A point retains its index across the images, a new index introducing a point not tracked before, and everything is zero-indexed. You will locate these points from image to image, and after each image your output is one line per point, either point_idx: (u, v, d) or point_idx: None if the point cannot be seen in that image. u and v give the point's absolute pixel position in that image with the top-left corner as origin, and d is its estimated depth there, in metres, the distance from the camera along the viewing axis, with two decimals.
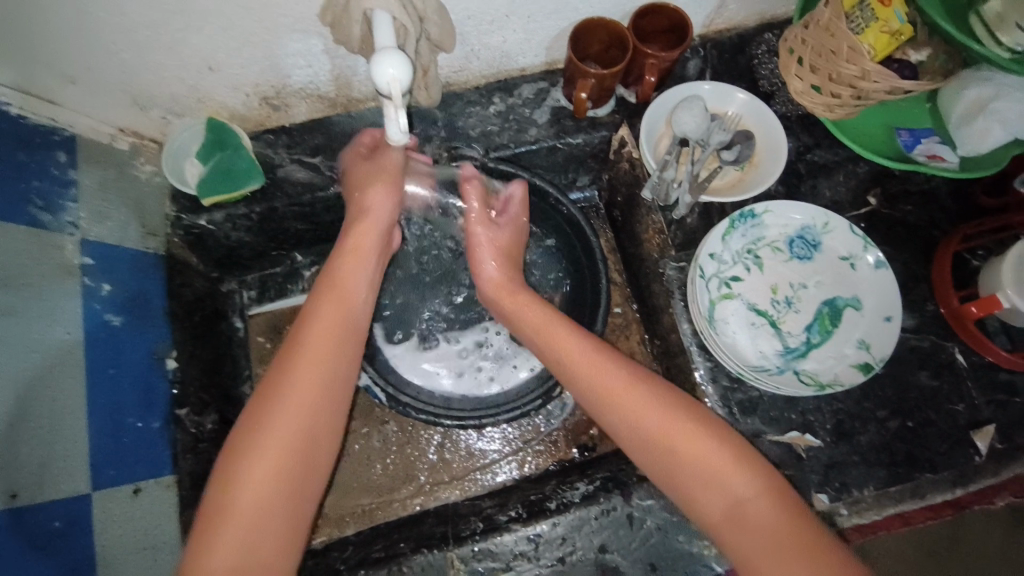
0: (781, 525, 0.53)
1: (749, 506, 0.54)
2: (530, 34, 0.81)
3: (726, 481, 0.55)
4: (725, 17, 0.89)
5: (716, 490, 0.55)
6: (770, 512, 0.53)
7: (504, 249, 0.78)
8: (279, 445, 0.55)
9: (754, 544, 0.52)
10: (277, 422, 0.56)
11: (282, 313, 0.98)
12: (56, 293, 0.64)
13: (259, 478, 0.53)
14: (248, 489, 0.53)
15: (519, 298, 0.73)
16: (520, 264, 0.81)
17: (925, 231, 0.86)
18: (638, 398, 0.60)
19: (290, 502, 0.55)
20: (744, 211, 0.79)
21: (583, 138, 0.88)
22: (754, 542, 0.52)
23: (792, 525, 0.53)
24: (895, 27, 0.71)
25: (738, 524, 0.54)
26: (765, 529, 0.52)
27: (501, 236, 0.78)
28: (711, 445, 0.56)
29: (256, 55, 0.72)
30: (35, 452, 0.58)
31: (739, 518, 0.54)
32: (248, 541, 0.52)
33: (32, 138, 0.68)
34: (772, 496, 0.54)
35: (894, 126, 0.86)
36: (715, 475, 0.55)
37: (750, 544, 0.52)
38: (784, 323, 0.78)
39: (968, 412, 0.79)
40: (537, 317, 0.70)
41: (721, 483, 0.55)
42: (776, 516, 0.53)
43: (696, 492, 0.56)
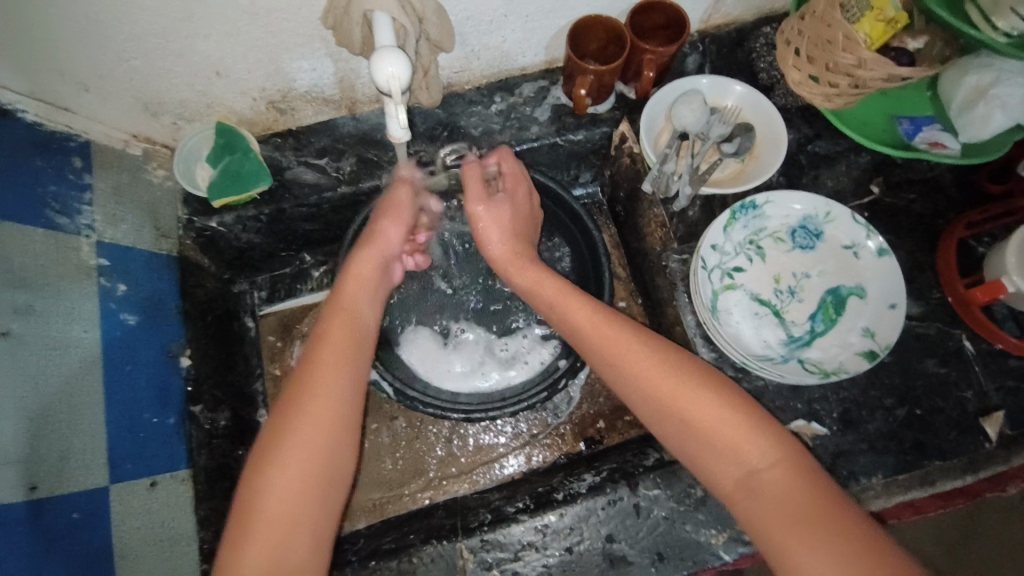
0: (808, 500, 0.51)
1: (768, 484, 0.53)
2: (529, 33, 0.82)
3: (748, 460, 0.54)
4: (723, 12, 0.90)
5: (738, 469, 0.54)
6: (798, 487, 0.52)
7: (505, 221, 0.74)
8: (303, 441, 0.55)
9: (779, 524, 0.51)
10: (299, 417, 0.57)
11: (292, 313, 1.00)
12: (73, 293, 0.67)
13: (287, 472, 0.54)
14: (276, 485, 0.54)
15: (523, 269, 0.72)
16: (531, 237, 0.76)
17: (929, 219, 0.86)
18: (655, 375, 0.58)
19: (318, 496, 0.55)
20: (745, 202, 0.80)
21: (584, 134, 0.90)
22: (781, 522, 0.51)
23: (821, 500, 0.51)
24: (890, 15, 0.72)
25: (762, 501, 0.52)
26: (791, 506, 0.51)
27: (497, 209, 0.74)
28: (732, 422, 0.55)
29: (262, 60, 0.74)
30: (54, 446, 0.60)
31: (764, 497, 0.52)
32: (279, 537, 0.52)
33: (49, 143, 0.70)
34: (798, 470, 0.53)
35: (895, 114, 0.86)
36: (736, 454, 0.54)
37: (775, 524, 0.51)
38: (788, 312, 0.79)
39: (978, 399, 0.78)
40: (547, 290, 0.69)
41: (743, 462, 0.54)
42: (803, 491, 0.52)
43: (717, 475, 0.55)
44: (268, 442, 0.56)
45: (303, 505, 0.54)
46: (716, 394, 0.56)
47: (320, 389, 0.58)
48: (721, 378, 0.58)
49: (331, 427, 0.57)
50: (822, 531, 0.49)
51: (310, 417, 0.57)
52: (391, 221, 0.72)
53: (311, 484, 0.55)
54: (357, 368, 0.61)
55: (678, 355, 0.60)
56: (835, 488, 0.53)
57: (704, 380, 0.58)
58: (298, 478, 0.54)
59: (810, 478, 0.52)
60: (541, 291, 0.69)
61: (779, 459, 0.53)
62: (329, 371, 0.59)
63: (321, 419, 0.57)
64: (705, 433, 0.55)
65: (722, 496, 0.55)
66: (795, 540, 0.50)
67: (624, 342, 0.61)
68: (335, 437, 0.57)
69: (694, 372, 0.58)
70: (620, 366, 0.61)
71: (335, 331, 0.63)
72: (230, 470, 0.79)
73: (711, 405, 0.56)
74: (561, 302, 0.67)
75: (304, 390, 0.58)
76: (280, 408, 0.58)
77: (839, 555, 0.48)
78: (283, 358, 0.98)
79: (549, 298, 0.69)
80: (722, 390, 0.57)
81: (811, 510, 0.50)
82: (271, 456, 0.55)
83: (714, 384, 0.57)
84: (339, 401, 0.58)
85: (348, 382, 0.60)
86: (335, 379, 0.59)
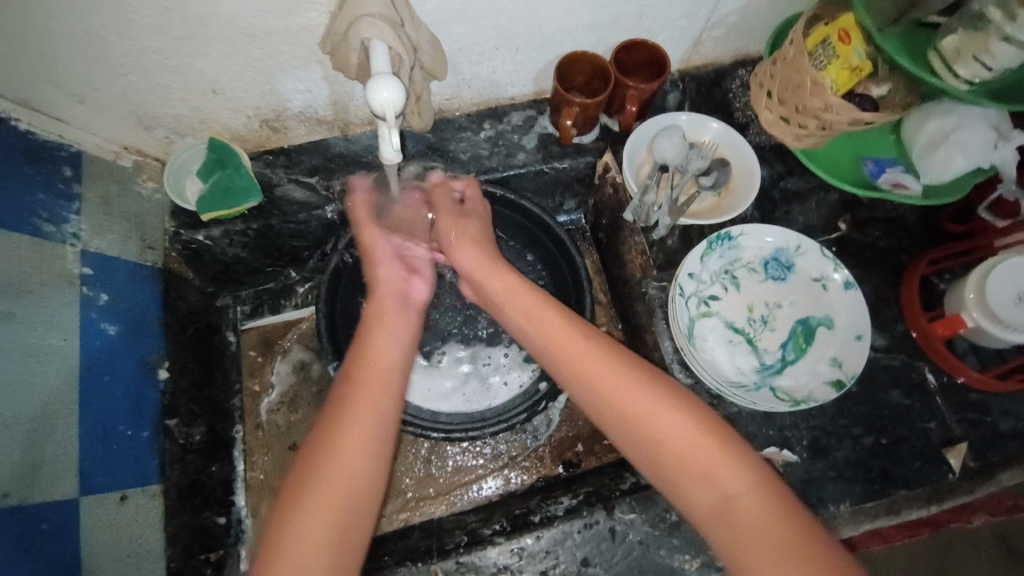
0: (784, 529, 0.52)
1: (742, 510, 0.53)
2: (518, 65, 0.86)
3: (724, 486, 0.54)
4: (702, 54, 0.95)
5: (715, 496, 0.54)
6: (776, 517, 0.52)
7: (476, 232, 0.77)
8: (340, 474, 0.54)
9: (755, 553, 0.51)
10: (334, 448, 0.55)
11: (273, 329, 1.00)
12: (56, 299, 0.67)
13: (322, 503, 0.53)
14: (310, 516, 0.52)
15: (505, 277, 0.71)
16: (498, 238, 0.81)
17: (894, 255, 0.90)
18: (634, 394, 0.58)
19: (348, 536, 0.53)
20: (721, 233, 0.83)
21: (569, 163, 0.93)
22: (756, 552, 0.51)
23: (794, 529, 0.52)
24: (855, 64, 0.78)
25: (733, 528, 0.53)
26: (762, 534, 0.52)
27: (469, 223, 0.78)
28: (709, 448, 0.55)
29: (257, 79, 0.76)
30: (26, 454, 0.59)
31: (737, 524, 0.53)
32: (311, 570, 0.51)
33: (40, 152, 0.71)
34: (774, 499, 0.53)
35: (862, 156, 0.91)
36: (713, 481, 0.54)
37: (750, 552, 0.52)
38: (760, 340, 0.81)
39: (941, 430, 0.81)
40: (521, 300, 0.69)
41: (719, 489, 0.54)
42: (781, 521, 0.52)
43: (693, 500, 0.55)
44: (301, 473, 0.55)
45: (338, 538, 0.53)
46: (691, 417, 0.57)
47: (354, 420, 0.57)
48: (695, 400, 0.59)
49: (366, 460, 0.55)
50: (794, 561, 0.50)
51: (345, 447, 0.55)
52: (379, 266, 0.73)
53: (346, 518, 0.53)
54: (389, 396, 0.60)
55: (654, 375, 0.60)
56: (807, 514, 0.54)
57: (683, 402, 0.58)
58: (333, 511, 0.53)
59: (789, 509, 0.53)
60: (513, 302, 0.69)
61: (753, 485, 0.54)
62: (365, 401, 0.58)
63: (355, 451, 0.55)
64: (680, 457, 0.55)
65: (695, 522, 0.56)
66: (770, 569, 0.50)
67: (601, 358, 0.61)
68: (369, 468, 0.55)
69: (664, 392, 0.58)
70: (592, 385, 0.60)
71: (365, 361, 0.62)
72: (201, 487, 0.81)
73: (689, 429, 0.56)
74: (535, 313, 0.67)
75: (338, 420, 0.57)
76: (314, 438, 0.57)
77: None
78: (262, 374, 0.98)
79: (523, 309, 0.68)
80: (697, 412, 0.57)
81: (787, 539, 0.51)
82: (306, 487, 0.54)
83: (685, 406, 0.58)
84: (374, 432, 0.57)
85: (386, 413, 0.58)
86: (371, 414, 0.57)
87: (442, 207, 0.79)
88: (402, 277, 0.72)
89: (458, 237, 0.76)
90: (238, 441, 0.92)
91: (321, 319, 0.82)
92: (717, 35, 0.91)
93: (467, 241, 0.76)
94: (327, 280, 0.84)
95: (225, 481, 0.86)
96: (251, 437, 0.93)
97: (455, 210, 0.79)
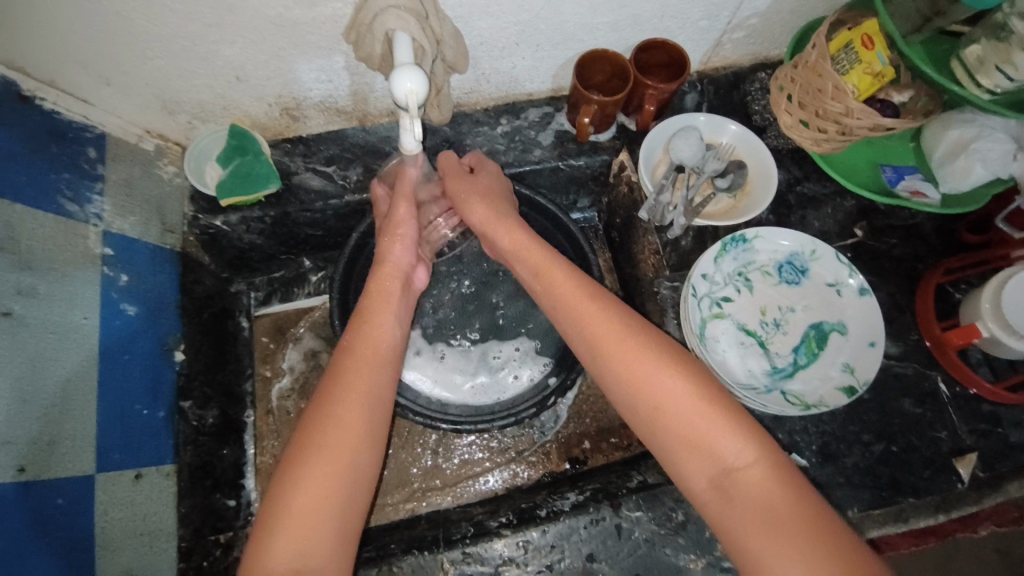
0: (783, 502, 0.51)
1: (737, 480, 0.53)
2: (538, 61, 0.86)
3: (720, 457, 0.54)
4: (721, 56, 0.95)
5: (708, 466, 0.54)
6: (772, 488, 0.52)
7: (492, 192, 0.77)
8: (341, 442, 0.55)
9: (749, 526, 0.51)
10: (333, 413, 0.56)
11: (286, 315, 1.01)
12: (78, 278, 0.68)
13: (324, 470, 0.54)
14: (310, 481, 0.53)
15: (516, 235, 0.72)
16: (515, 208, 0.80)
17: (909, 264, 0.89)
18: (630, 360, 0.58)
19: (350, 496, 0.54)
20: (736, 235, 0.83)
21: (585, 160, 0.93)
22: (751, 523, 0.51)
23: (793, 502, 0.51)
24: (878, 69, 0.77)
25: (729, 498, 0.53)
26: (760, 503, 0.52)
27: (489, 183, 0.78)
28: (705, 419, 0.55)
29: (280, 68, 0.77)
30: (46, 429, 0.60)
31: (731, 495, 0.53)
32: (309, 533, 0.51)
33: (65, 133, 0.71)
34: (772, 471, 0.53)
35: (881, 163, 0.91)
36: (708, 452, 0.54)
37: (745, 523, 0.51)
38: (772, 343, 0.81)
39: (952, 440, 0.80)
40: (536, 254, 0.70)
41: (716, 459, 0.54)
42: (779, 493, 0.52)
43: (687, 470, 0.55)
44: (302, 439, 0.55)
45: (338, 505, 0.53)
46: (687, 385, 0.56)
47: (353, 389, 0.58)
48: (694, 368, 0.58)
49: (365, 430, 0.57)
50: (789, 533, 0.50)
51: (345, 416, 0.56)
52: (398, 245, 0.72)
53: (345, 484, 0.54)
54: (383, 372, 0.62)
55: (649, 343, 0.59)
56: (805, 484, 0.53)
57: (681, 371, 0.57)
58: (333, 473, 0.54)
59: (790, 481, 0.53)
60: (528, 253, 0.70)
61: (750, 456, 0.53)
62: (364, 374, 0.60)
63: (354, 417, 0.57)
64: (670, 426, 0.55)
65: (688, 493, 0.55)
66: (765, 540, 0.50)
67: (600, 322, 0.61)
68: (366, 437, 0.56)
69: (657, 360, 0.58)
70: (593, 346, 0.61)
71: (364, 338, 0.63)
72: (212, 469, 0.82)
73: (685, 399, 0.56)
74: (545, 270, 0.68)
75: (339, 391, 0.58)
76: (316, 407, 0.58)
77: (812, 559, 0.48)
78: (274, 361, 0.98)
79: (534, 266, 0.69)
80: (694, 378, 0.57)
81: (784, 513, 0.51)
82: (307, 453, 0.54)
83: (680, 373, 0.57)
84: (371, 402, 0.58)
85: (383, 385, 0.61)
86: (367, 384, 0.59)
87: (455, 183, 0.78)
88: (411, 263, 0.73)
89: (479, 200, 0.75)
90: (249, 426, 0.93)
91: (334, 310, 0.83)
92: (737, 37, 0.91)
93: (488, 205, 0.75)
94: (341, 271, 0.84)
95: (236, 464, 0.87)
96: (261, 423, 0.94)
97: (467, 182, 0.77)
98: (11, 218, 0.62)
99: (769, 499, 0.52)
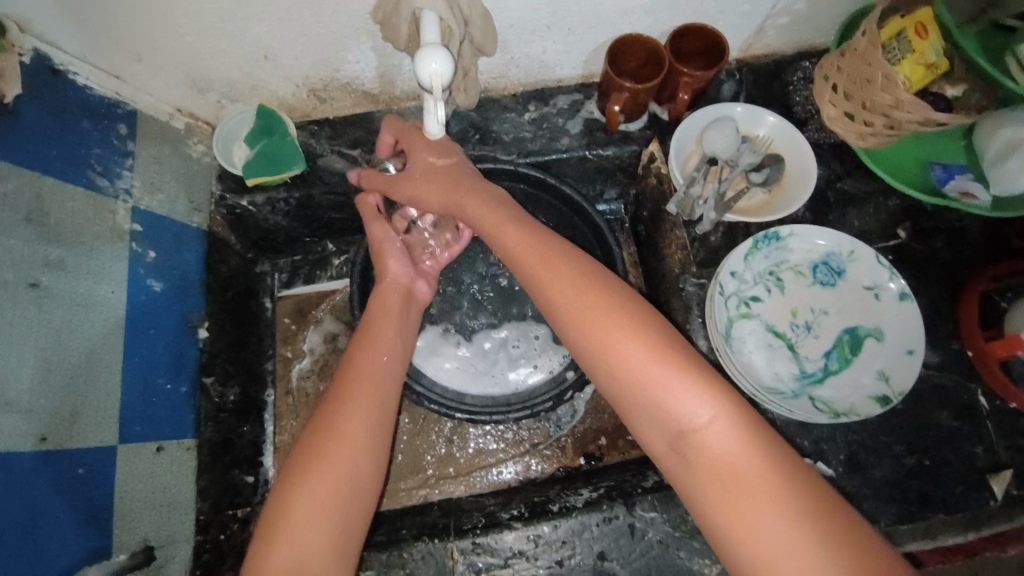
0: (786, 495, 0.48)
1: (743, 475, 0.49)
2: (569, 46, 0.84)
3: (686, 421, 0.51)
4: (762, 43, 0.91)
5: (666, 428, 0.52)
6: (735, 448, 0.50)
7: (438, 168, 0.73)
8: (346, 445, 0.57)
9: (711, 489, 0.50)
10: (337, 423, 0.58)
11: (309, 297, 1.01)
12: (106, 253, 0.69)
13: (336, 460, 0.56)
14: (309, 488, 0.55)
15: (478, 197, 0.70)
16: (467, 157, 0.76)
17: (954, 270, 0.84)
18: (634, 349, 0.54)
19: (347, 501, 0.55)
20: (769, 232, 0.79)
21: (614, 150, 0.91)
22: (737, 501, 0.49)
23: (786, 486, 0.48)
24: (931, 60, 0.73)
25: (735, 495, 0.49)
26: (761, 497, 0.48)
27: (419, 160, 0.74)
28: (667, 377, 0.52)
29: (309, 48, 0.76)
30: (69, 400, 0.61)
31: (692, 457, 0.51)
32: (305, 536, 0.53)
33: (97, 109, 0.72)
34: (738, 428, 0.51)
35: (929, 161, 0.86)
36: (668, 414, 0.52)
37: (706, 486, 0.50)
38: (802, 347, 0.78)
39: (987, 455, 0.76)
40: (496, 218, 0.68)
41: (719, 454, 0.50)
42: (744, 450, 0.50)
43: (649, 434, 0.53)
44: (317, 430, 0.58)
45: (342, 495, 0.55)
46: (653, 349, 0.53)
47: (356, 400, 0.60)
48: (668, 331, 0.55)
49: (366, 439, 0.58)
50: (755, 497, 0.48)
51: (349, 424, 0.58)
52: (389, 259, 0.75)
53: (348, 487, 0.56)
54: (386, 387, 0.63)
55: (622, 303, 0.56)
56: (814, 482, 0.50)
57: (646, 333, 0.54)
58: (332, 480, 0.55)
59: (758, 438, 0.50)
60: (483, 224, 0.69)
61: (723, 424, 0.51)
62: (367, 381, 0.62)
63: (355, 426, 0.58)
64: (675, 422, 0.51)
65: (652, 456, 0.54)
66: (724, 502, 0.49)
67: (563, 283, 0.59)
68: (367, 447, 0.58)
69: (618, 321, 0.55)
70: (553, 308, 0.59)
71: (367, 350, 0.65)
72: (231, 446, 0.84)
73: (649, 361, 0.53)
74: (500, 235, 0.66)
75: (343, 399, 0.60)
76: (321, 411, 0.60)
77: (773, 519, 0.47)
78: (295, 342, 0.99)
79: (494, 226, 0.67)
80: (659, 338, 0.54)
81: (745, 475, 0.49)
82: (321, 446, 0.57)
83: (643, 335, 0.54)
84: (371, 413, 0.60)
85: (390, 386, 0.63)
86: (370, 397, 0.61)
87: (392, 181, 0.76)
88: (409, 276, 0.75)
89: (426, 187, 0.73)
90: (269, 405, 0.94)
91: (354, 293, 0.82)
92: (782, 23, 0.87)
93: (433, 185, 0.73)
94: (360, 254, 0.84)
95: (254, 442, 0.88)
96: (281, 403, 0.95)
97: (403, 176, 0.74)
98: (42, 189, 0.63)
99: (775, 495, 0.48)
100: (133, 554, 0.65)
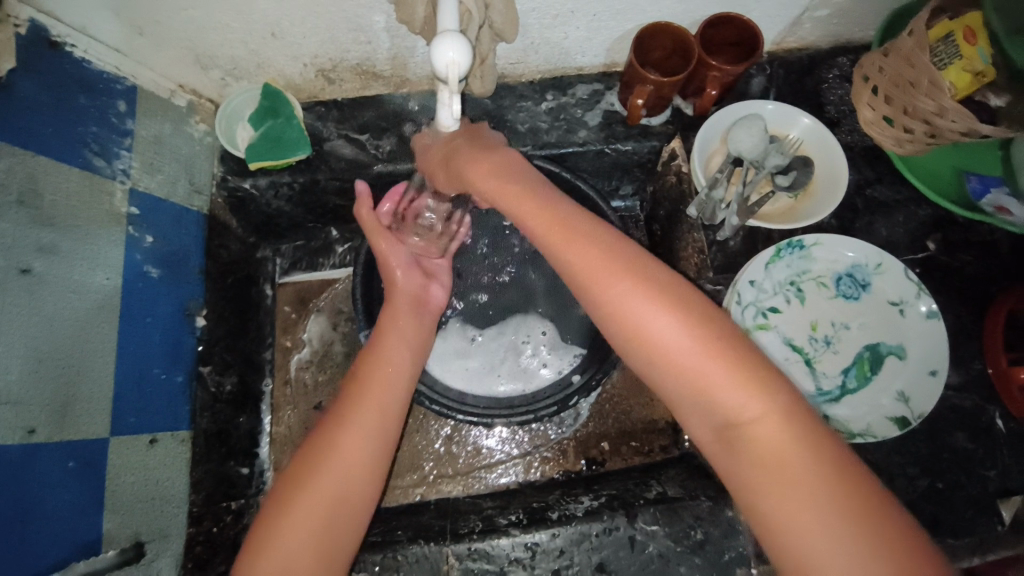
0: (839, 500, 0.45)
1: (793, 478, 0.46)
2: (593, 32, 0.79)
3: (734, 421, 0.48)
4: (798, 36, 0.85)
5: (714, 424, 0.49)
6: (787, 451, 0.47)
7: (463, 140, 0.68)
8: (346, 460, 0.57)
9: (754, 476, 0.47)
10: (336, 438, 0.58)
11: (310, 285, 0.99)
12: (102, 237, 0.66)
13: (345, 457, 0.57)
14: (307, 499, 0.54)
15: (508, 167, 0.63)
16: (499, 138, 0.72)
17: (982, 285, 0.80)
18: (683, 343, 0.50)
19: (345, 513, 0.55)
20: (793, 241, 0.76)
21: (632, 146, 0.87)
22: (785, 503, 0.46)
23: (842, 491, 0.45)
24: (979, 68, 0.69)
25: (787, 496, 0.46)
26: (813, 500, 0.45)
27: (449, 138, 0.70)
28: (716, 376, 0.49)
29: (318, 26, 0.72)
30: (59, 392, 0.59)
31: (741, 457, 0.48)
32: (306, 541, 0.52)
33: (95, 84, 0.68)
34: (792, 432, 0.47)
35: (965, 171, 0.81)
36: (717, 410, 0.49)
37: (752, 474, 0.47)
38: (820, 362, 0.75)
39: (1001, 480, 0.73)
40: (519, 190, 0.60)
41: (768, 455, 0.47)
42: (796, 454, 0.46)
43: (689, 415, 0.51)
44: (331, 421, 0.60)
45: (338, 509, 0.55)
46: (702, 346, 0.50)
47: (359, 415, 0.59)
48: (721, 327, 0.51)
49: (366, 455, 0.58)
50: (807, 499, 0.45)
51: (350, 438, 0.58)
52: (396, 269, 0.75)
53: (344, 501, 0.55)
54: (391, 401, 0.62)
55: (655, 281, 0.53)
56: (874, 491, 0.46)
57: (685, 313, 0.51)
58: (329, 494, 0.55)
59: (809, 436, 0.47)
60: (502, 194, 0.61)
61: (775, 425, 0.47)
62: (370, 396, 0.61)
63: (355, 442, 0.58)
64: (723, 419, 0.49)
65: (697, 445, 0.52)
66: (775, 499, 0.46)
67: (595, 257, 0.53)
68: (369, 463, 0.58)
69: (664, 305, 0.51)
70: (580, 287, 0.54)
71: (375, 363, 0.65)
72: (227, 437, 0.83)
73: (688, 344, 0.50)
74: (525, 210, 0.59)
75: (344, 413, 0.60)
76: (324, 425, 0.60)
77: (819, 511, 0.45)
78: (295, 331, 0.97)
79: (517, 196, 0.59)
80: (710, 335, 0.50)
81: (790, 463, 0.46)
82: (322, 453, 0.57)
83: (694, 329, 0.50)
84: (373, 428, 0.59)
85: (394, 402, 0.62)
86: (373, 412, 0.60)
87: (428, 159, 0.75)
88: (420, 284, 0.76)
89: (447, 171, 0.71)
90: (267, 394, 0.93)
91: (358, 285, 0.80)
92: (820, 16, 0.81)
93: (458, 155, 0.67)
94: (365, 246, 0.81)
95: (251, 433, 0.88)
96: (279, 392, 0.94)
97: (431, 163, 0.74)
98: (35, 170, 0.60)
99: (828, 499, 0.45)
100: (122, 550, 0.64)
